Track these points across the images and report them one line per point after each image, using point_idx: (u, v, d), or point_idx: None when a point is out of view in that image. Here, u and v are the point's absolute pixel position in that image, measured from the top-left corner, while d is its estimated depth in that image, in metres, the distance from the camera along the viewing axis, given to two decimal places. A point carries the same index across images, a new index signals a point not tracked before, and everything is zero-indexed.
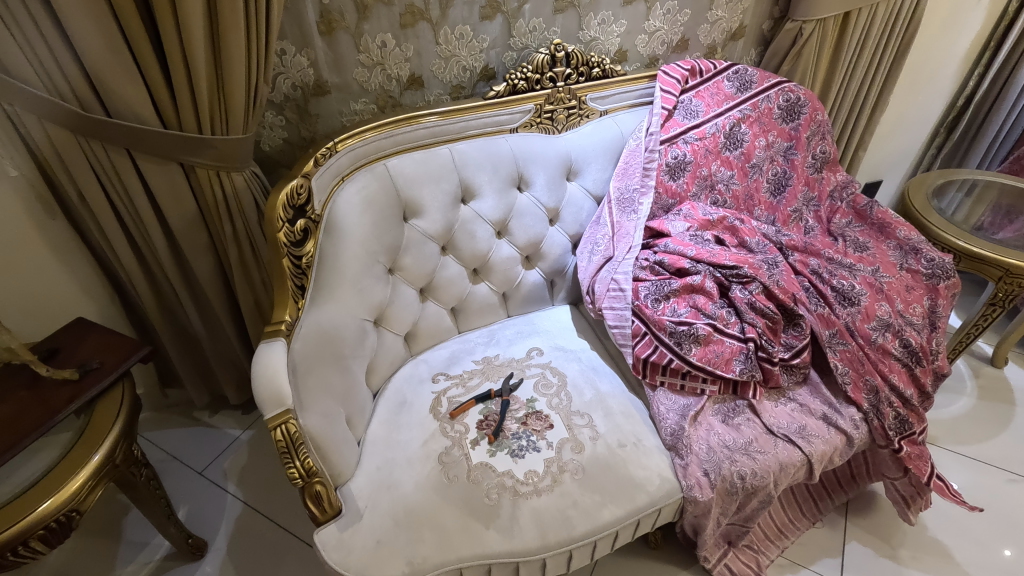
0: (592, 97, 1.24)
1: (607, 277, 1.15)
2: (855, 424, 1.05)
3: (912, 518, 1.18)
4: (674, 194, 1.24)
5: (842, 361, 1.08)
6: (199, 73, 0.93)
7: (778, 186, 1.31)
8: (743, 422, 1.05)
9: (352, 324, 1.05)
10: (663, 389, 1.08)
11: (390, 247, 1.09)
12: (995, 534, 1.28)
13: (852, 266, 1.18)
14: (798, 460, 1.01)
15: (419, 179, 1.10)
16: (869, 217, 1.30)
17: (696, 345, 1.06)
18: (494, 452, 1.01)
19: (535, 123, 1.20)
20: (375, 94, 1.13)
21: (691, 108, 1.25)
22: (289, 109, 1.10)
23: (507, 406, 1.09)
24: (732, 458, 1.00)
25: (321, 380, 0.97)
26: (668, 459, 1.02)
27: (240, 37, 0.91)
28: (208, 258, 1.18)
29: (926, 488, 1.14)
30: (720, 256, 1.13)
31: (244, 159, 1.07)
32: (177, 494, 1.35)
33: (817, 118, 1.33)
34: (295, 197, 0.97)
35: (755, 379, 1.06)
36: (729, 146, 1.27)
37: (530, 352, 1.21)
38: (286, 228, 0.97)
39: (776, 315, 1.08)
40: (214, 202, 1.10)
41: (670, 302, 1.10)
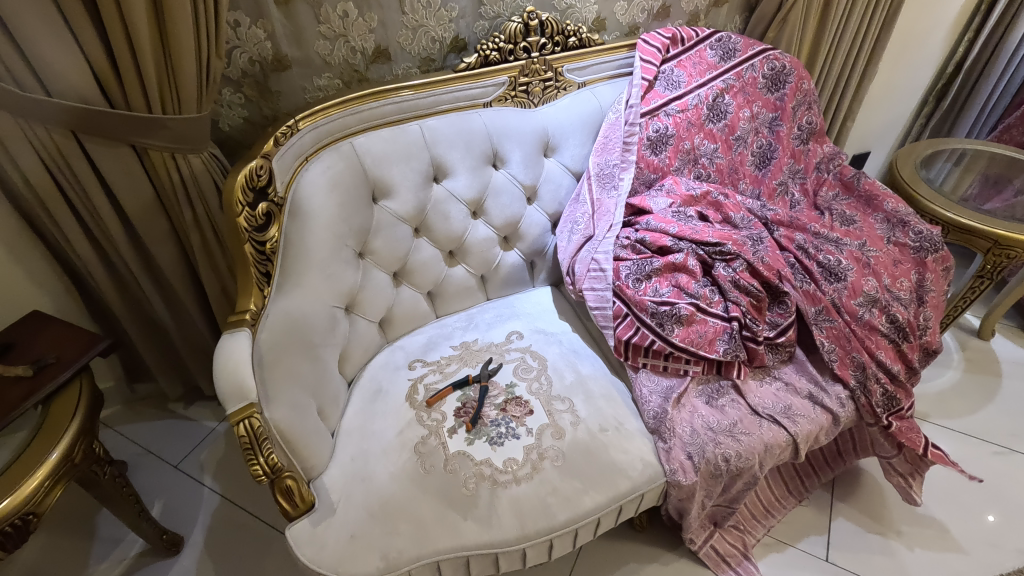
0: (569, 68, 1.18)
1: (587, 257, 1.11)
2: (841, 402, 1.03)
3: (917, 497, 1.17)
4: (655, 169, 1.21)
5: (828, 338, 1.05)
6: (144, 47, 0.87)
7: (764, 158, 1.27)
8: (728, 403, 1.03)
9: (322, 312, 1.01)
10: (646, 371, 1.05)
11: (359, 230, 1.04)
12: (981, 506, 1.28)
13: (839, 241, 1.14)
14: (783, 440, 1.00)
15: (388, 158, 1.05)
16: (857, 189, 1.26)
17: (679, 325, 1.02)
18: (472, 440, 0.98)
19: (510, 97, 1.14)
20: (338, 68, 1.07)
21: (672, 79, 1.20)
22: (247, 85, 1.03)
23: (485, 392, 1.05)
24: (716, 440, 0.98)
25: (289, 371, 0.93)
26: (651, 443, 1.00)
27: (185, 8, 0.84)
28: (170, 245, 1.13)
29: (922, 464, 1.14)
30: (703, 233, 1.09)
31: (202, 140, 1.00)
32: (151, 490, 1.31)
33: (804, 87, 1.28)
34: (256, 178, 0.92)
35: (739, 359, 1.03)
36: (713, 118, 1.23)
37: (510, 336, 1.18)
38: (247, 213, 0.92)
39: (760, 293, 1.04)
40: (171, 186, 1.04)
41: (652, 282, 1.06)
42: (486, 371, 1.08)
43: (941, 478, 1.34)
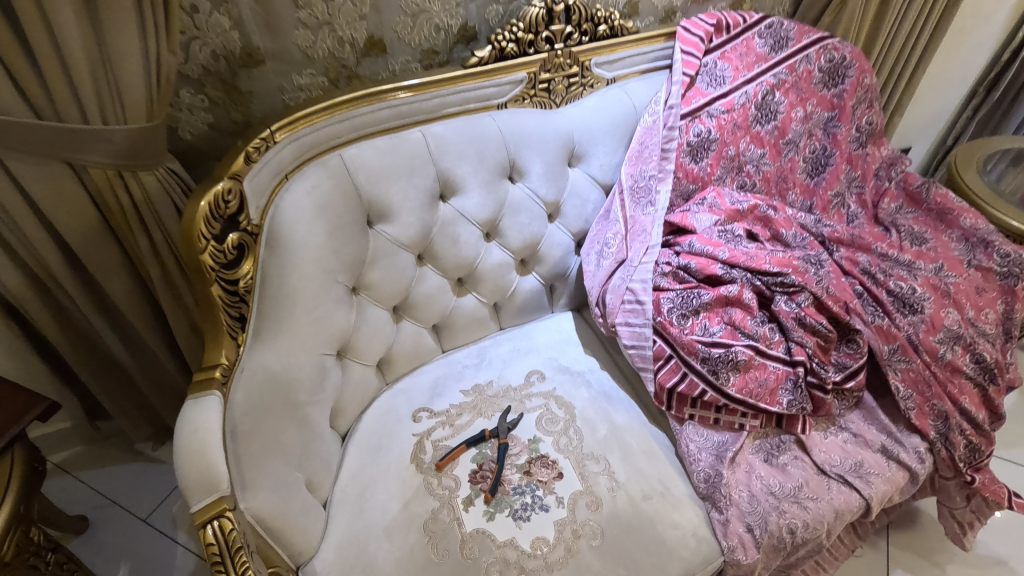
0: (597, 62, 1.00)
1: (621, 287, 0.95)
2: (920, 457, 0.89)
3: (971, 543, 0.99)
4: (695, 179, 1.05)
5: (904, 382, 0.90)
6: (72, 41, 0.67)
7: (817, 165, 1.10)
8: (790, 461, 0.88)
9: (309, 362, 0.84)
10: (693, 423, 0.90)
11: (352, 262, 0.87)
12: None
13: (911, 265, 0.99)
14: (856, 506, 0.85)
15: (385, 174, 0.87)
16: (925, 201, 1.10)
17: (736, 373, 0.86)
18: (492, 515, 0.82)
19: (529, 96, 0.96)
20: (323, 63, 0.88)
21: (716, 74, 1.03)
22: (211, 85, 0.83)
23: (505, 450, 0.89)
24: (780, 508, 0.83)
25: (267, 437, 0.77)
26: (703, 512, 0.85)
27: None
28: (124, 276, 0.95)
29: (988, 509, 0.93)
30: (759, 259, 0.93)
31: (157, 153, 0.82)
32: (116, 551, 1.14)
33: (865, 81, 1.10)
34: (222, 205, 0.75)
35: (805, 411, 0.88)
36: (761, 118, 1.06)
37: (530, 377, 1.01)
38: (212, 248, 0.75)
39: (829, 332, 0.88)
40: (120, 209, 0.86)
41: (700, 319, 0.90)
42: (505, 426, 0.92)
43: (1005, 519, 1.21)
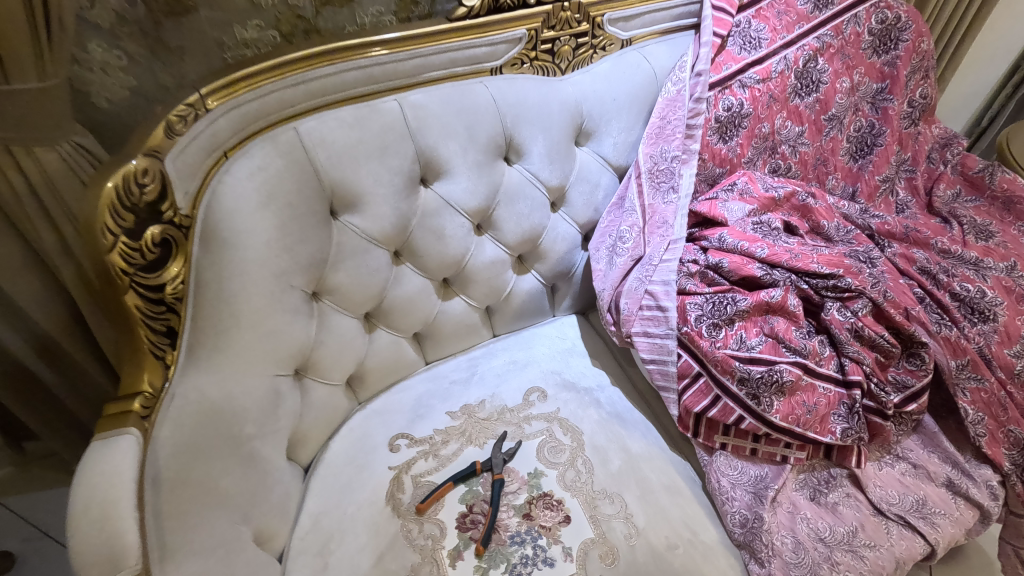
0: (610, 19, 0.82)
1: (638, 289, 0.80)
2: (993, 493, 0.74)
3: None
4: (723, 161, 0.89)
5: (974, 405, 0.76)
6: None
7: (863, 145, 0.95)
8: (841, 500, 0.73)
9: (259, 388, 0.69)
10: (725, 454, 0.75)
11: (312, 262, 0.70)
12: None
13: (977, 263, 0.84)
14: (920, 553, 0.70)
15: (351, 153, 0.69)
16: (987, 188, 0.95)
17: (780, 397, 0.71)
18: (485, 572, 0.67)
19: (529, 59, 0.79)
20: (273, 12, 0.70)
21: (750, 36, 0.87)
22: (129, 37, 0.65)
23: (501, 487, 0.74)
24: (832, 559, 0.68)
25: (201, 481, 0.62)
26: (739, 564, 0.71)
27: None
28: (33, 276, 0.77)
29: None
30: (806, 258, 0.77)
31: (61, 122, 0.65)
32: None
33: (921, 47, 0.94)
34: (135, 188, 0.57)
35: (862, 441, 0.73)
36: (801, 90, 0.90)
37: (529, 397, 0.86)
38: (124, 245, 0.57)
39: (892, 346, 0.73)
40: (16, 193, 0.68)
41: (735, 329, 0.75)
42: (501, 458, 0.77)
43: None
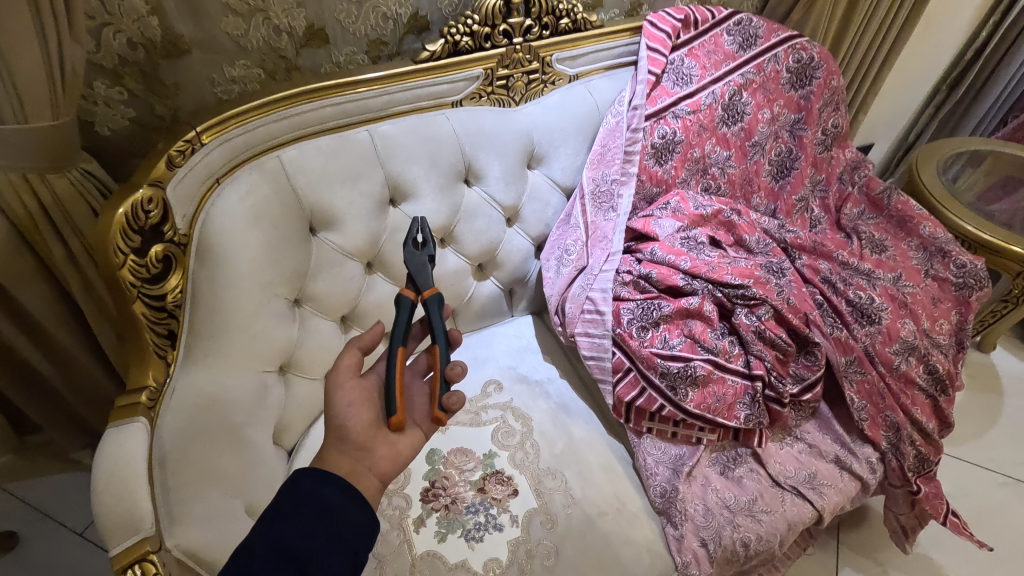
0: (558, 59, 0.95)
1: (580, 296, 0.92)
2: (871, 467, 0.89)
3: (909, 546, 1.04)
4: (659, 182, 1.00)
5: (859, 394, 0.90)
6: None
7: (782, 169, 1.09)
8: (745, 474, 0.87)
9: (246, 380, 0.79)
10: (651, 437, 0.88)
11: (293, 275, 0.81)
12: (1001, 548, 1.19)
13: (870, 274, 0.99)
14: (807, 517, 0.85)
15: (326, 180, 0.81)
16: (886, 208, 1.11)
17: (694, 388, 0.85)
18: (444, 536, 0.79)
19: (486, 93, 0.91)
20: (259, 54, 0.81)
21: (683, 72, 1.00)
22: (129, 76, 0.75)
23: (440, 304, 0.69)
24: (734, 522, 0.82)
25: (201, 462, 0.71)
26: (658, 527, 0.84)
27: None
28: (44, 284, 0.86)
29: (927, 517, 0.97)
30: (721, 270, 0.91)
31: (69, 152, 0.74)
32: (47, 565, 1.08)
33: (832, 83, 1.10)
34: (143, 214, 0.68)
35: (762, 425, 0.87)
36: (727, 120, 1.03)
37: (487, 388, 0.98)
38: (132, 262, 0.69)
39: (788, 346, 0.88)
40: (29, 214, 0.77)
41: (660, 331, 0.88)
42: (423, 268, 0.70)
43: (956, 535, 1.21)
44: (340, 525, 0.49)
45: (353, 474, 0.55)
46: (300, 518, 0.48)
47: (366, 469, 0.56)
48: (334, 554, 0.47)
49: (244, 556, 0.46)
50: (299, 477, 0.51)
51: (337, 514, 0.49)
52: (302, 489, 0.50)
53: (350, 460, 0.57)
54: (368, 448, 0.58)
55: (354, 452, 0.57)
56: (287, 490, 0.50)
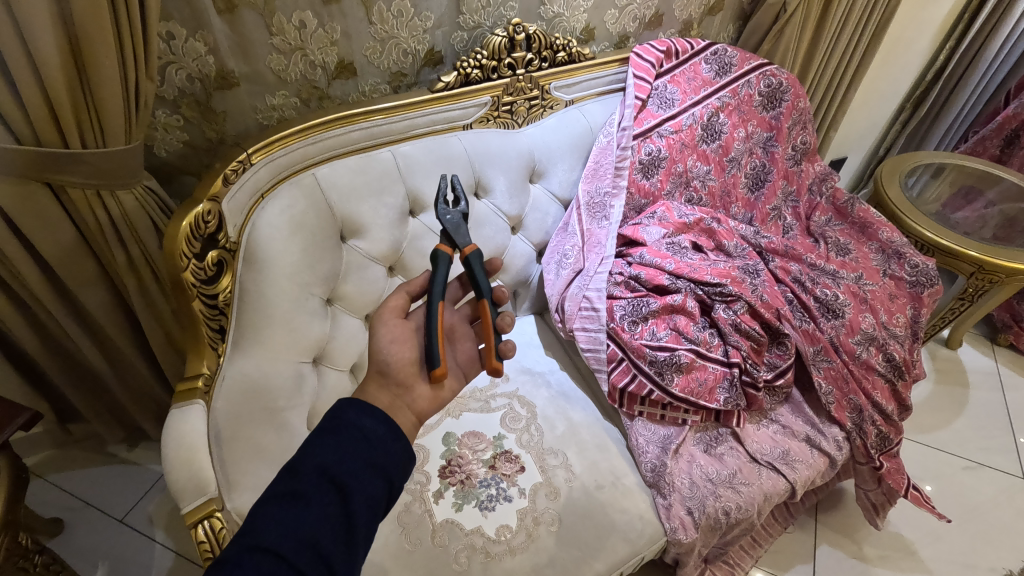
0: (556, 86, 1.08)
1: (578, 295, 1.03)
2: (839, 445, 1.00)
3: (881, 522, 1.13)
4: (647, 194, 1.12)
5: (826, 379, 1.02)
6: (59, 89, 0.72)
7: (756, 181, 1.23)
8: (726, 451, 0.98)
9: (287, 371, 0.89)
10: (642, 419, 0.99)
11: (327, 277, 0.92)
12: (967, 526, 1.30)
13: (835, 274, 1.12)
14: (782, 488, 0.95)
15: (356, 194, 0.92)
16: (850, 215, 1.26)
17: (679, 374, 0.96)
18: (460, 506, 0.89)
19: (492, 117, 1.04)
20: (296, 85, 0.93)
21: (666, 96, 1.13)
22: (186, 105, 0.87)
23: (479, 259, 0.77)
24: (716, 493, 0.92)
25: (250, 439, 0.82)
26: (649, 498, 0.94)
27: (100, 6, 0.67)
28: (100, 286, 0.97)
29: (893, 493, 1.06)
30: (701, 271, 1.04)
31: (133, 173, 0.85)
32: (87, 549, 1.17)
33: (799, 105, 1.24)
34: (203, 224, 0.79)
35: (739, 407, 0.99)
36: (707, 138, 1.16)
37: (494, 379, 1.09)
38: (193, 265, 0.79)
39: (761, 336, 1.00)
40: (97, 226, 0.88)
41: (648, 324, 1.00)
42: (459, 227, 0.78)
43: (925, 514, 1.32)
44: (380, 455, 0.52)
45: (392, 407, 0.61)
46: (343, 445, 0.52)
47: (404, 404, 0.62)
48: (373, 481, 0.51)
49: (292, 474, 0.50)
50: (345, 407, 0.55)
51: (377, 445, 0.53)
52: (346, 419, 0.54)
53: (390, 396, 0.63)
54: (406, 386, 0.65)
55: (394, 388, 0.64)
56: (333, 415, 0.54)
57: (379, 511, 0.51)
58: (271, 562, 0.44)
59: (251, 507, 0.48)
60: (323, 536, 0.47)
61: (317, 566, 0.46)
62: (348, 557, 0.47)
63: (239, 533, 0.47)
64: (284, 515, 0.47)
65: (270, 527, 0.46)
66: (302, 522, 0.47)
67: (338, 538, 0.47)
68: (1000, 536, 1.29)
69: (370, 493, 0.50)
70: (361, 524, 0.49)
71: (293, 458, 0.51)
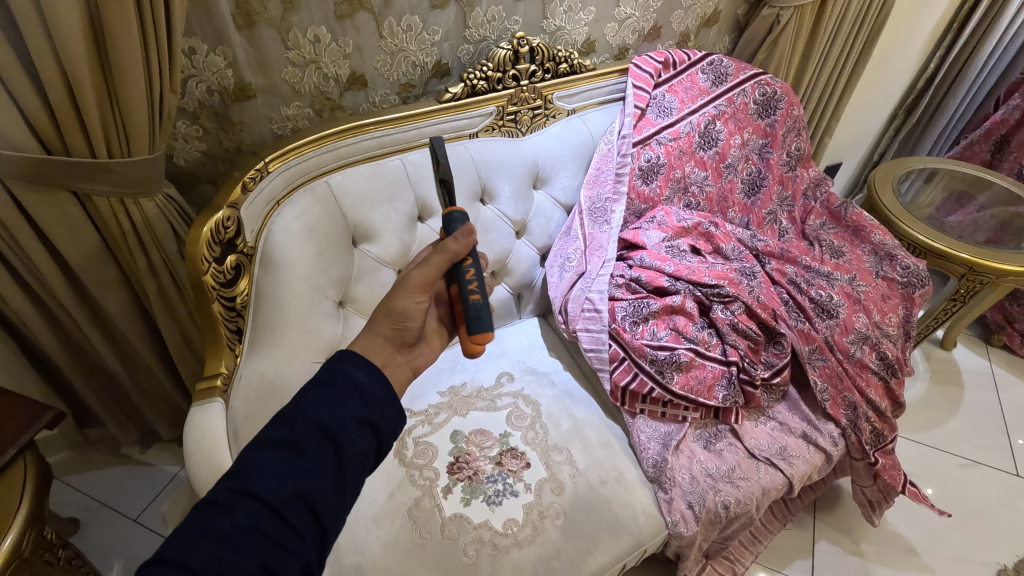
0: (559, 96, 1.13)
1: (581, 296, 1.07)
2: (834, 441, 1.03)
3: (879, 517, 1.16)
4: (646, 199, 1.16)
5: (821, 377, 1.05)
6: (88, 102, 0.76)
7: (753, 186, 1.27)
8: (725, 447, 1.01)
9: (301, 370, 0.92)
10: (643, 416, 1.02)
11: (340, 280, 0.96)
12: (962, 523, 1.33)
13: (829, 275, 1.16)
14: (780, 483, 0.98)
15: (368, 200, 0.96)
16: (844, 219, 1.30)
17: (678, 372, 0.99)
18: (468, 501, 0.92)
19: (497, 126, 1.08)
20: (310, 97, 0.97)
21: (664, 105, 1.17)
22: (205, 116, 0.91)
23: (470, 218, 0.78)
24: (716, 487, 0.95)
25: None
26: (651, 493, 0.97)
27: (130, 24, 0.71)
28: (120, 290, 1.01)
29: (890, 489, 1.10)
30: (699, 273, 1.07)
31: (156, 181, 0.89)
32: (103, 548, 1.20)
33: (793, 113, 1.29)
34: (223, 230, 0.82)
35: (737, 404, 1.02)
36: (704, 145, 1.20)
37: (500, 379, 1.12)
38: (213, 269, 0.82)
39: (758, 336, 1.03)
40: (120, 232, 0.92)
41: (649, 325, 1.03)
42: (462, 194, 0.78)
43: (921, 511, 1.34)
44: (373, 412, 0.54)
45: (390, 363, 0.65)
46: (339, 399, 0.53)
47: (401, 362, 0.67)
48: (364, 437, 0.53)
49: (288, 422, 0.52)
50: (344, 360, 0.56)
51: (371, 402, 0.54)
52: (343, 372, 0.55)
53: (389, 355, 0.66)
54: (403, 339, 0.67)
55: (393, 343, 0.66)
56: (331, 368, 0.56)
57: (368, 463, 0.53)
58: (261, 508, 0.48)
59: (247, 448, 0.51)
60: (313, 484, 0.49)
61: (306, 512, 0.49)
62: (335, 505, 0.50)
63: (228, 474, 0.50)
64: (278, 463, 0.50)
65: (262, 471, 0.49)
66: (295, 470, 0.50)
67: (327, 486, 0.50)
68: (994, 530, 1.32)
69: (361, 447, 0.52)
70: (351, 475, 0.51)
71: (290, 406, 0.53)
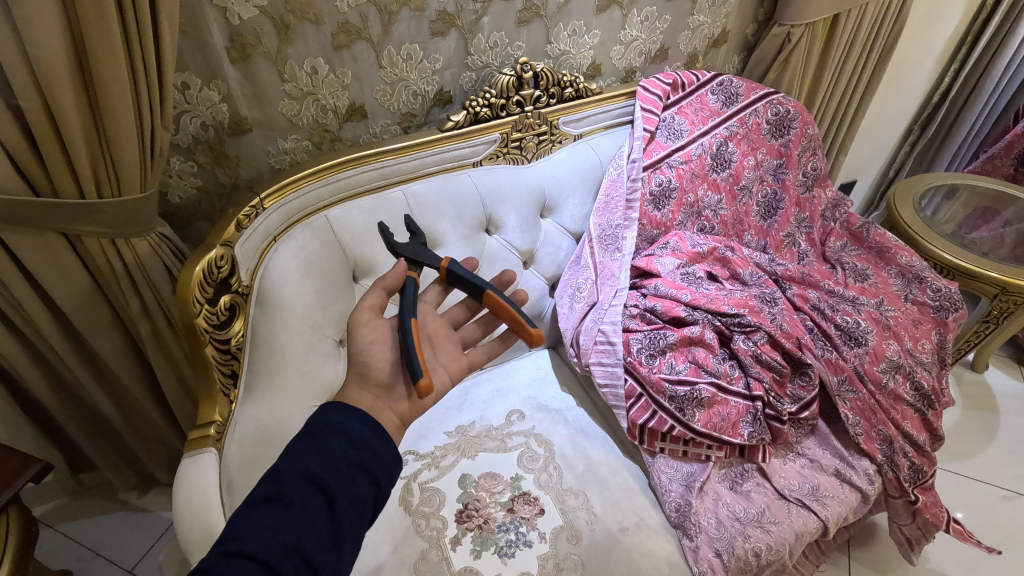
0: (564, 121, 1.09)
1: (593, 329, 1.01)
2: (870, 479, 0.96)
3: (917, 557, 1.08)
4: (659, 224, 1.12)
5: (853, 410, 0.98)
6: (75, 140, 0.72)
7: (769, 209, 1.22)
8: (753, 488, 0.94)
9: (299, 415, 0.87)
10: (663, 456, 0.95)
11: (339, 318, 0.92)
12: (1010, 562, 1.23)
13: (855, 300, 1.11)
14: (814, 527, 0.90)
15: (368, 234, 0.93)
16: (866, 240, 1.25)
17: (700, 409, 0.94)
18: (479, 553, 0.86)
19: (502, 154, 1.05)
20: (308, 129, 0.94)
21: (674, 127, 1.13)
22: (200, 152, 0.88)
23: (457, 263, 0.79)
24: (745, 533, 0.87)
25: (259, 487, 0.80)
26: (675, 540, 0.90)
27: (119, 63, 0.68)
28: (113, 331, 0.97)
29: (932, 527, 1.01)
30: (718, 301, 1.02)
31: (148, 220, 0.85)
32: None
33: (807, 132, 1.25)
34: (216, 269, 0.78)
35: (764, 441, 0.95)
36: (716, 167, 1.16)
37: (510, 417, 1.07)
38: (206, 310, 0.78)
39: (783, 367, 0.97)
40: (111, 273, 0.88)
41: (666, 358, 0.98)
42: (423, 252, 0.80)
43: (964, 551, 1.25)
44: (364, 454, 0.53)
45: (373, 408, 0.61)
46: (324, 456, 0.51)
47: (384, 407, 0.63)
48: (348, 493, 0.51)
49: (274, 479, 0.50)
50: (329, 410, 0.56)
51: (359, 445, 0.53)
52: (329, 421, 0.54)
53: (370, 396, 0.63)
54: (387, 387, 0.65)
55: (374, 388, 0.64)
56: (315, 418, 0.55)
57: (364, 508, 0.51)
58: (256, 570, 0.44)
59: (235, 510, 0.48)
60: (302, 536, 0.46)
61: (300, 568, 0.45)
62: (334, 558, 0.47)
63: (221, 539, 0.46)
64: (270, 521, 0.47)
65: (240, 541, 0.46)
66: (273, 535, 0.46)
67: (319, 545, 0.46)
68: None
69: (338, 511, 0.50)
70: (347, 523, 0.48)
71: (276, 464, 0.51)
